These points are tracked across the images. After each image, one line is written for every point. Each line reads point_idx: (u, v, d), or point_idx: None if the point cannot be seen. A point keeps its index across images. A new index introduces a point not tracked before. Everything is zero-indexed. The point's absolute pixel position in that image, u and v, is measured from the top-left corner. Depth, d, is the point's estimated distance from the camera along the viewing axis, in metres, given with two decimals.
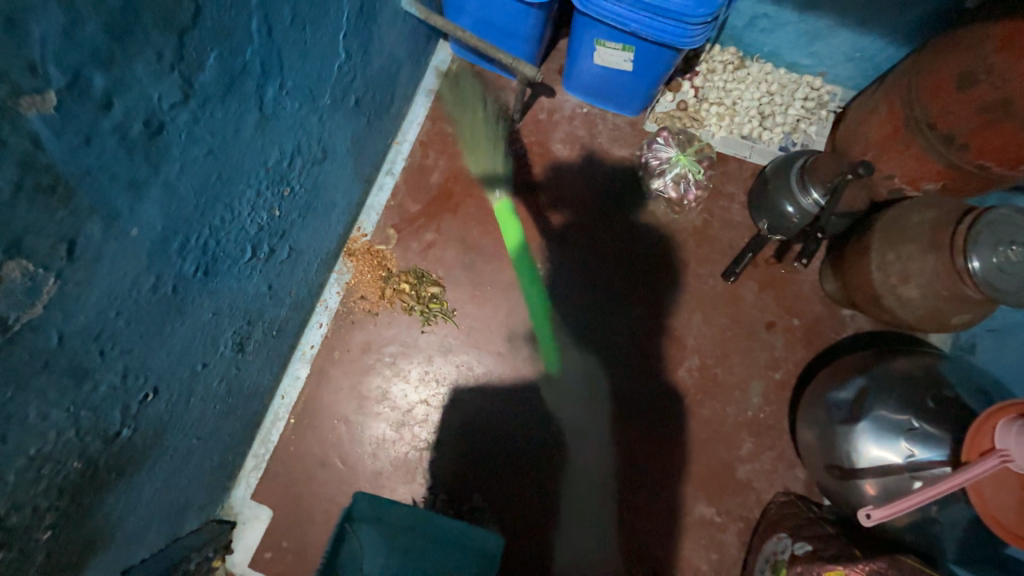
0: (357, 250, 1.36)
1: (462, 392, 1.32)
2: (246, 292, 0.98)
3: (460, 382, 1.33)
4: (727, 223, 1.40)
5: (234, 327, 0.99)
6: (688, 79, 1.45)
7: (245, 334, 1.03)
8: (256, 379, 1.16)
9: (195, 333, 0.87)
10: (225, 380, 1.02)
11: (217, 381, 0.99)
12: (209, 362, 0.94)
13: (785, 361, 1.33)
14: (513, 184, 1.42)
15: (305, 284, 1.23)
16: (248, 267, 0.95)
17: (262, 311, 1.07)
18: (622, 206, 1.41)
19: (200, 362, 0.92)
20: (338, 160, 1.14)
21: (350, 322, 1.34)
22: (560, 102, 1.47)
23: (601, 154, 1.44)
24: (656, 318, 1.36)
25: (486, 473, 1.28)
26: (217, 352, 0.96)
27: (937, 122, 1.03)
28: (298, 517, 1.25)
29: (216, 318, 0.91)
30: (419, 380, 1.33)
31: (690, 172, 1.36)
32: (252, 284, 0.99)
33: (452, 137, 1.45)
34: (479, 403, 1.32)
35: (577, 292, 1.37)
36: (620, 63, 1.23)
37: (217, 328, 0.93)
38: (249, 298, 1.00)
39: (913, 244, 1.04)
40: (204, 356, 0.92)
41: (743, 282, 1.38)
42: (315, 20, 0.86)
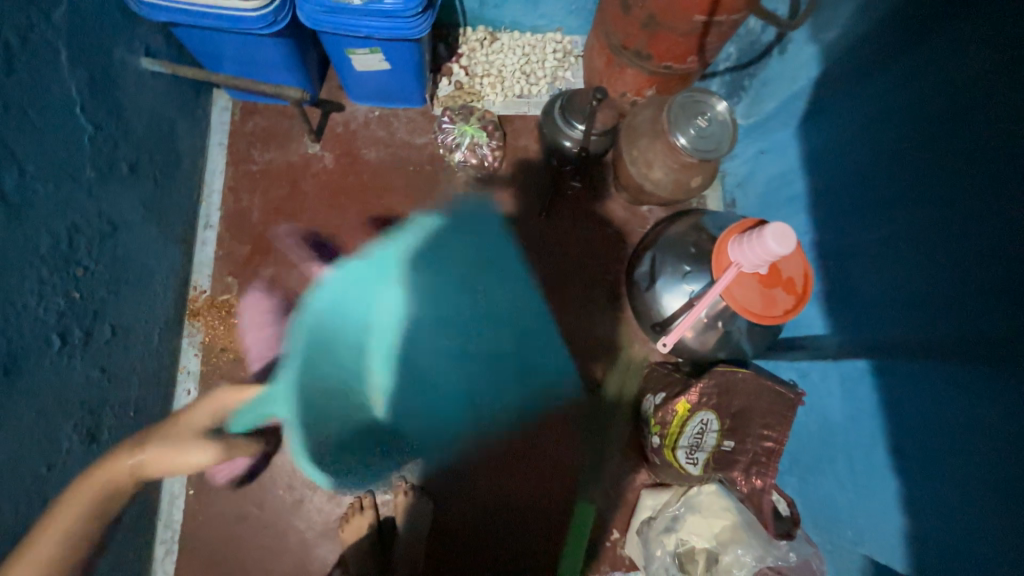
0: (201, 308, 1.37)
1: (360, 396, 1.39)
2: (69, 382, 0.96)
3: (351, 390, 1.39)
4: (530, 169, 1.62)
5: (71, 418, 0.97)
6: (455, 63, 1.65)
7: (89, 423, 1.02)
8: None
9: (21, 437, 0.86)
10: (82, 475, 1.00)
11: (72, 478, 0.97)
12: (51, 462, 0.92)
13: (612, 262, 1.59)
14: (334, 197, 1.51)
15: (152, 356, 1.22)
16: (64, 355, 0.95)
17: (103, 395, 1.06)
18: (438, 184, 1.57)
19: (43, 464, 0.91)
20: (135, 228, 1.15)
21: (219, 377, 1.35)
22: (352, 113, 1.58)
23: (404, 146, 1.58)
24: (500, 269, 1.54)
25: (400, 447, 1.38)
26: (60, 450, 0.95)
27: (626, 43, 1.32)
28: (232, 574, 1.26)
29: (39, 416, 0.90)
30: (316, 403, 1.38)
31: (478, 139, 1.55)
32: (76, 370, 0.98)
33: (259, 174, 1.49)
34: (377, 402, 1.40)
35: (428, 272, 1.51)
36: (378, 63, 1.37)
37: (49, 425, 0.92)
38: (77, 388, 0.98)
39: (645, 138, 1.33)
40: (45, 457, 0.91)
41: (559, 213, 1.61)
42: (36, 104, 0.87)
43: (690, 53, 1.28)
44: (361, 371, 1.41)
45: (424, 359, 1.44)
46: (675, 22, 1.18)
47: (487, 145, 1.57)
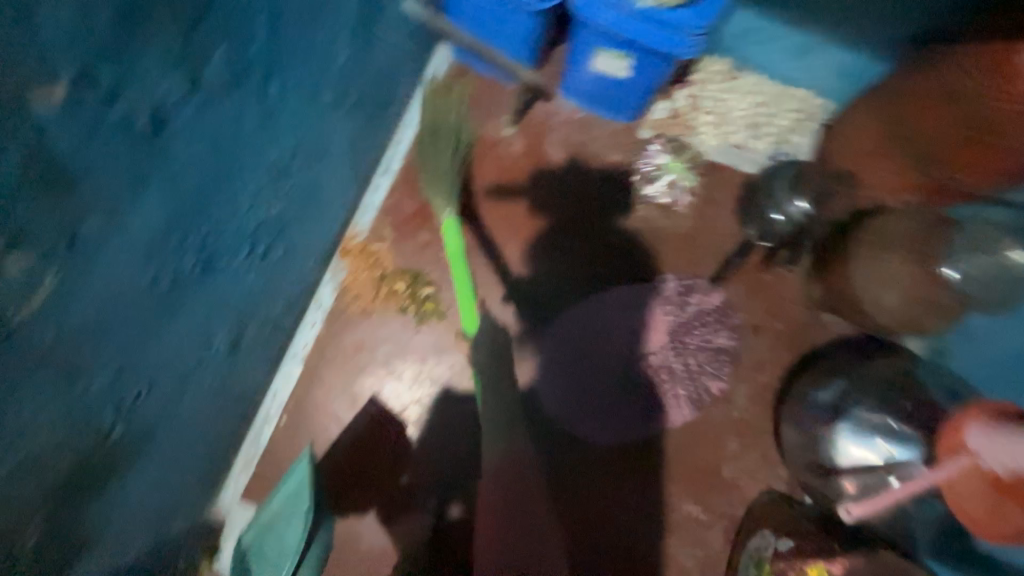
0: (352, 249, 1.35)
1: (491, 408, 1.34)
2: (241, 291, 0.96)
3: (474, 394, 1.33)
4: (717, 229, 1.44)
5: (229, 324, 0.97)
6: (680, 88, 1.48)
7: (238, 332, 1.02)
8: (249, 376, 1.14)
9: (190, 330, 0.86)
10: (215, 379, 1.00)
11: (207, 380, 0.97)
12: (199, 361, 0.92)
13: (769, 363, 1.39)
14: (507, 188, 1.45)
15: (301, 283, 1.22)
16: (245, 264, 0.94)
17: (257, 309, 1.06)
18: (614, 210, 1.44)
19: (195, 359, 0.91)
20: (336, 158, 1.13)
21: (344, 321, 1.34)
22: (557, 106, 1.48)
23: (595, 158, 1.46)
24: (681, 334, 1.40)
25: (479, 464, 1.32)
26: (211, 349, 0.95)
27: (915, 136, 1.09)
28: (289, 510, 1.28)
29: (209, 317, 0.89)
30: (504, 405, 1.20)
31: (682, 179, 1.44)
32: (249, 280, 0.97)
33: (449, 139, 1.45)
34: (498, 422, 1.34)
35: (629, 314, 1.40)
36: (620, 71, 1.27)
37: (212, 324, 0.92)
38: (243, 298, 0.98)
39: (891, 253, 1.10)
40: (198, 353, 0.91)
41: (730, 287, 1.42)
42: (319, 16, 0.84)
43: (1000, 176, 1.01)
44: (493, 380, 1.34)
45: (576, 399, 1.37)
46: (1015, 135, 0.94)
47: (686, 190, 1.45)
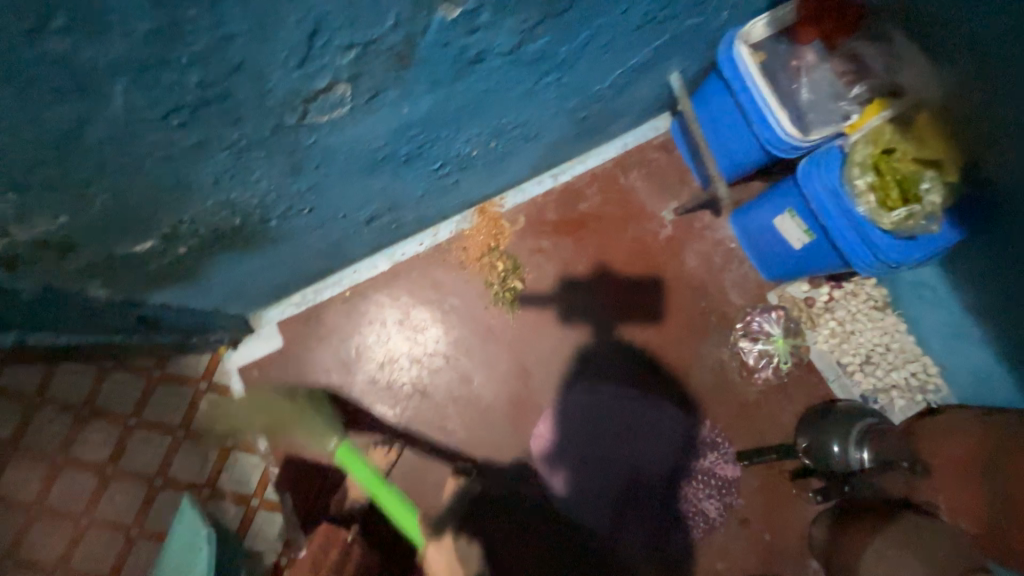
0: (488, 213, 1.50)
1: (491, 403, 1.45)
2: (410, 189, 1.12)
3: (488, 385, 1.45)
4: (773, 418, 1.45)
5: (383, 205, 1.13)
6: (831, 285, 1.50)
7: (381, 214, 1.18)
8: (355, 247, 1.31)
9: (363, 193, 1.01)
10: (341, 233, 1.16)
11: (337, 230, 1.14)
12: (347, 216, 1.08)
13: (734, 558, 1.38)
14: (634, 256, 1.52)
15: (440, 211, 1.38)
16: (426, 175, 1.09)
17: (404, 208, 1.22)
18: (700, 337, 1.49)
19: (344, 213, 1.06)
20: (536, 146, 1.27)
21: (440, 259, 1.48)
22: (718, 225, 1.56)
23: (718, 287, 1.52)
24: (680, 474, 1.42)
25: (452, 443, 1.43)
26: (357, 213, 1.10)
27: (1011, 481, 1.00)
28: (303, 357, 1.45)
29: (379, 192, 1.06)
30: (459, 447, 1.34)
31: (778, 356, 1.46)
32: (417, 186, 1.12)
33: (618, 188, 1.54)
34: (487, 417, 1.44)
35: (650, 425, 1.45)
36: (794, 239, 1.30)
37: (373, 198, 1.07)
38: (406, 195, 1.14)
39: (916, 559, 1.05)
40: (349, 211, 1.06)
41: (748, 472, 1.43)
42: (618, 50, 0.98)
43: None
44: (509, 387, 1.45)
45: (557, 453, 1.42)
46: None
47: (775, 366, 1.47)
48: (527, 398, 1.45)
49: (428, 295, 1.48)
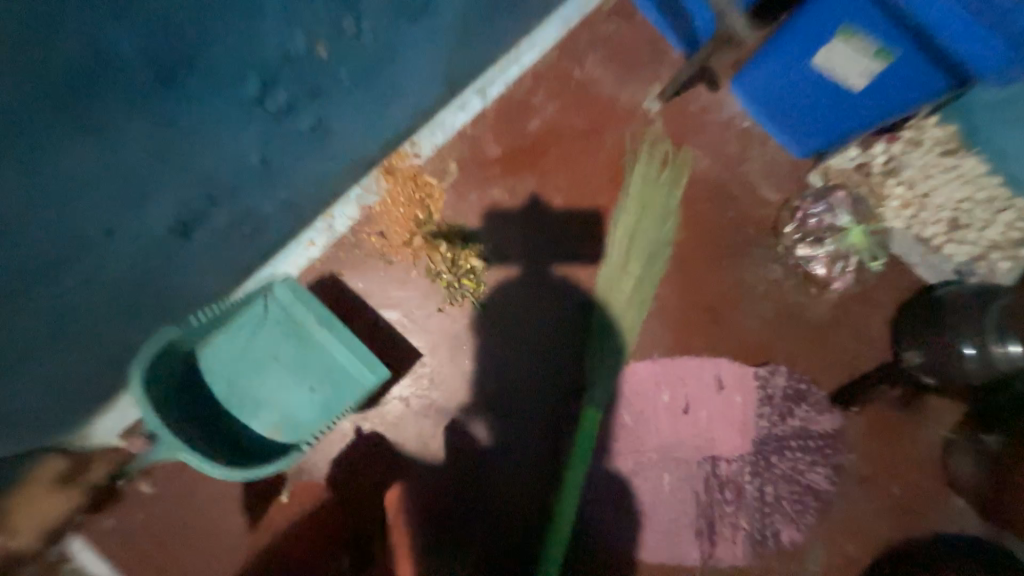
0: (400, 171, 0.98)
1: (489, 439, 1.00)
2: (216, 146, 0.61)
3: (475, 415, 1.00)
4: (860, 335, 1.07)
5: (178, 185, 0.62)
6: (884, 141, 1.09)
7: (191, 206, 0.67)
8: (185, 277, 0.79)
9: (114, 171, 0.53)
10: (129, 258, 0.66)
11: (109, 255, 0.62)
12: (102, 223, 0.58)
13: (864, 530, 1.02)
14: (623, 176, 1.06)
15: (316, 182, 0.87)
16: (245, 114, 0.60)
17: (235, 187, 0.71)
18: (742, 259, 1.07)
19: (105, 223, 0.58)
20: (434, 33, 0.77)
21: (349, 259, 0.98)
22: (721, 101, 1.11)
23: (742, 185, 1.09)
24: (768, 448, 1.02)
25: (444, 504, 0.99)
26: (141, 219, 0.62)
27: None
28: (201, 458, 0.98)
29: (139, 156, 0.54)
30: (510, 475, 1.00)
31: (856, 253, 1.00)
32: (240, 142, 0.64)
33: (575, 85, 1.06)
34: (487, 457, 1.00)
35: (713, 397, 1.02)
36: (852, 76, 0.86)
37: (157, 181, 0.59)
38: (215, 161, 0.63)
39: None
40: (112, 216, 0.58)
41: (852, 415, 1.05)
42: None
43: None
44: (505, 407, 1.00)
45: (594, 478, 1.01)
46: None
47: (855, 266, 1.02)
48: (534, 414, 1.00)
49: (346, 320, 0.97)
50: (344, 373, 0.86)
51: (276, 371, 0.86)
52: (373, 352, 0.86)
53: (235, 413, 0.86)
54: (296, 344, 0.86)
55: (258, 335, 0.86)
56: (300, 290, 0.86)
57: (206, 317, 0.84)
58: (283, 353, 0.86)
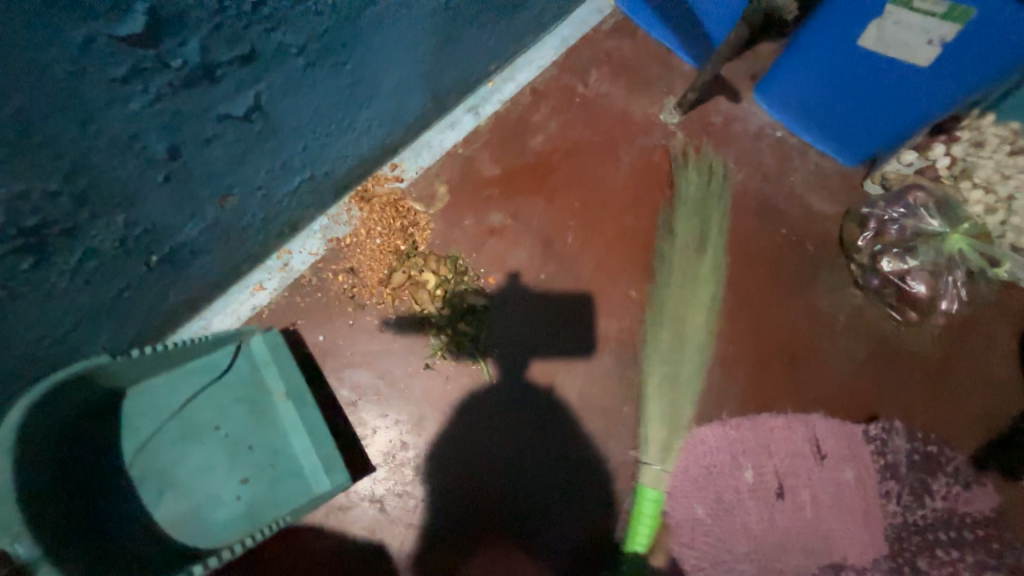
0: (378, 197, 0.80)
1: (496, 555, 0.70)
2: (75, 95, 0.39)
3: (475, 520, 0.71)
4: (990, 375, 0.78)
5: (7, 159, 0.38)
6: (943, 142, 0.92)
7: (42, 205, 0.43)
8: (49, 330, 0.53)
9: None
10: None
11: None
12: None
13: None
14: (648, 194, 0.88)
15: (262, 203, 0.66)
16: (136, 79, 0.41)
17: (124, 186, 0.48)
18: (810, 283, 0.84)
19: None
20: (412, 18, 0.62)
21: (305, 308, 0.74)
22: (746, 112, 0.97)
23: (791, 199, 0.91)
24: (909, 547, 0.70)
25: None
26: None
27: None
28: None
29: None
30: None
31: (967, 258, 0.77)
32: (133, 126, 0.44)
33: (579, 101, 0.92)
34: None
35: (814, 471, 0.72)
36: (914, 48, 0.71)
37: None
38: (76, 126, 0.41)
39: None
40: None
41: (1013, 490, 0.74)
42: None
43: None
44: (518, 503, 0.72)
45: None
46: None
47: (964, 279, 0.78)
48: (564, 510, 0.71)
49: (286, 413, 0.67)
50: (294, 470, 0.66)
51: (217, 441, 0.66)
52: (338, 451, 0.66)
53: (136, 486, 0.64)
54: (247, 419, 0.67)
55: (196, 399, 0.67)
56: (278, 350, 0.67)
57: (156, 352, 0.60)
58: (226, 426, 0.67)
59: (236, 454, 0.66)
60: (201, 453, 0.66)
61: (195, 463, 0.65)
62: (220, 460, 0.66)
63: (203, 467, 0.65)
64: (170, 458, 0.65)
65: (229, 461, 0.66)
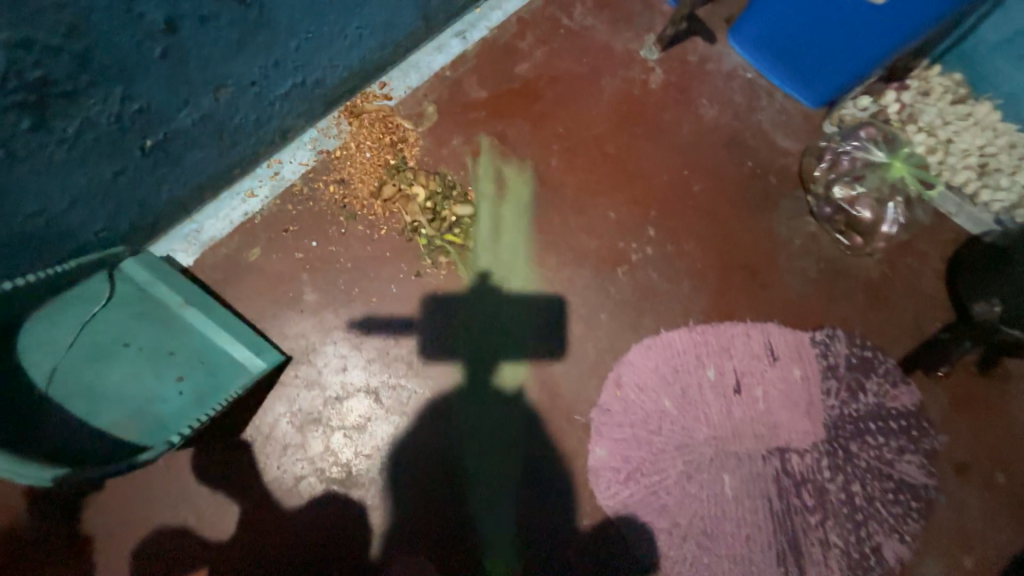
0: (366, 113, 0.81)
1: (493, 438, 0.74)
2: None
3: (471, 412, 0.75)
4: (917, 294, 0.90)
5: (12, 1, 0.39)
6: (894, 89, 1.01)
7: (44, 60, 0.44)
8: (45, 206, 0.54)
9: None
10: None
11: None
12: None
13: (981, 540, 0.78)
14: (626, 125, 0.92)
15: (254, 103, 0.67)
16: None
17: (125, 56, 0.49)
18: (771, 211, 0.92)
19: None
20: None
21: (295, 217, 0.76)
22: (720, 53, 1.02)
23: (757, 136, 0.97)
24: (845, 433, 0.80)
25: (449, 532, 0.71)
26: None
27: None
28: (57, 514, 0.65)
29: None
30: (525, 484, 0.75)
31: (904, 185, 0.86)
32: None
33: (564, 32, 0.95)
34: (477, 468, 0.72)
35: (767, 371, 0.81)
36: None
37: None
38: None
39: None
40: None
41: (930, 390, 0.85)
42: None
43: None
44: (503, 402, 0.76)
45: (643, 492, 0.75)
46: None
47: (902, 206, 0.87)
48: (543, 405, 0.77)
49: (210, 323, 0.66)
50: (225, 358, 0.67)
51: (133, 364, 0.64)
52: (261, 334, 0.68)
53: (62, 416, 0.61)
54: (157, 329, 0.65)
55: (92, 324, 0.63)
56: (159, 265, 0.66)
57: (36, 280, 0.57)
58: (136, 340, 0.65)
59: (160, 367, 0.64)
60: (118, 377, 0.63)
61: (116, 386, 0.63)
62: (142, 378, 0.63)
63: (127, 387, 0.63)
64: (78, 389, 0.62)
65: (152, 377, 0.64)
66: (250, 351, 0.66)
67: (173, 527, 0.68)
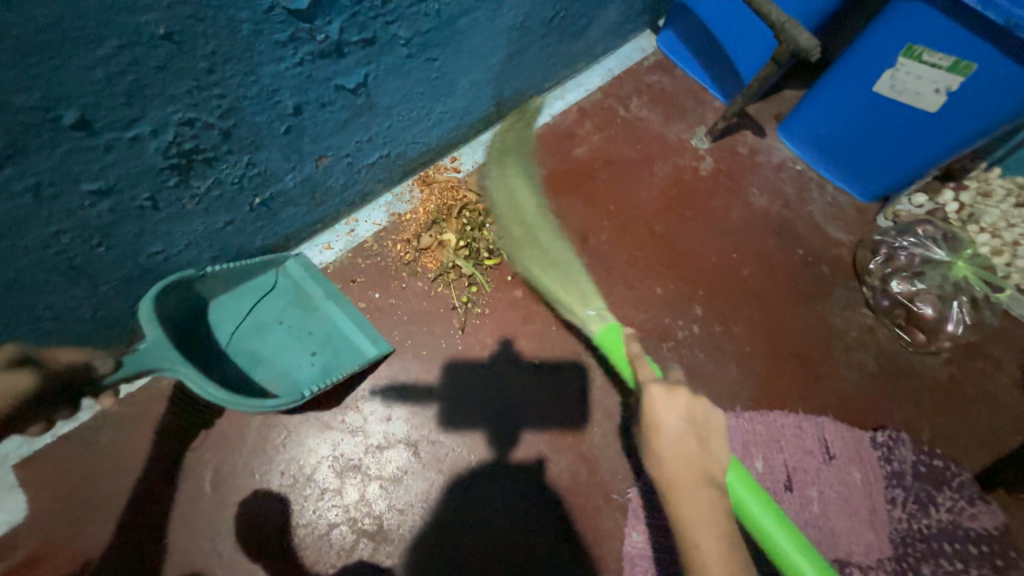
0: (436, 182, 0.90)
1: (530, 508, 0.73)
2: (250, 48, 0.50)
3: (509, 477, 0.74)
4: (991, 401, 0.83)
5: (188, 90, 0.49)
6: (951, 188, 1.00)
7: (199, 132, 0.53)
8: (165, 246, 0.63)
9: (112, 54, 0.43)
10: (94, 181, 0.50)
11: (64, 156, 0.46)
12: (64, 97, 0.42)
13: None
14: (676, 206, 0.96)
15: (346, 170, 0.76)
16: (285, 43, 0.52)
17: (257, 131, 0.59)
18: (823, 299, 0.91)
19: (80, 124, 0.45)
20: (491, 29, 0.74)
21: (363, 270, 0.83)
22: (770, 146, 1.06)
23: (808, 225, 0.98)
24: (915, 553, 0.73)
25: None
26: (135, 142, 0.50)
27: None
28: (97, 552, 0.66)
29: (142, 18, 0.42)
30: (562, 565, 0.70)
31: (970, 286, 0.83)
32: (272, 81, 0.55)
33: (621, 122, 1.03)
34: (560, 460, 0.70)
35: (822, 470, 0.77)
36: (924, 96, 0.81)
37: (162, 93, 0.48)
38: (243, 73, 0.52)
39: None
40: (97, 118, 0.46)
41: (1015, 514, 0.76)
42: None
43: None
44: (540, 470, 0.75)
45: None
46: None
47: (970, 305, 0.84)
48: (581, 480, 0.74)
49: (333, 314, 0.77)
50: (348, 341, 0.76)
51: (288, 336, 0.76)
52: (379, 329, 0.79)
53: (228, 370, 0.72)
54: (303, 313, 0.77)
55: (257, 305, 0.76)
56: (311, 268, 0.79)
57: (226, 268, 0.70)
58: (288, 319, 0.77)
59: (309, 338, 0.76)
60: (275, 345, 0.75)
61: (273, 352, 0.74)
62: (295, 347, 0.75)
63: (281, 353, 0.74)
64: (247, 350, 0.74)
65: (302, 345, 0.75)
66: (365, 338, 0.76)
67: (208, 564, 0.68)
